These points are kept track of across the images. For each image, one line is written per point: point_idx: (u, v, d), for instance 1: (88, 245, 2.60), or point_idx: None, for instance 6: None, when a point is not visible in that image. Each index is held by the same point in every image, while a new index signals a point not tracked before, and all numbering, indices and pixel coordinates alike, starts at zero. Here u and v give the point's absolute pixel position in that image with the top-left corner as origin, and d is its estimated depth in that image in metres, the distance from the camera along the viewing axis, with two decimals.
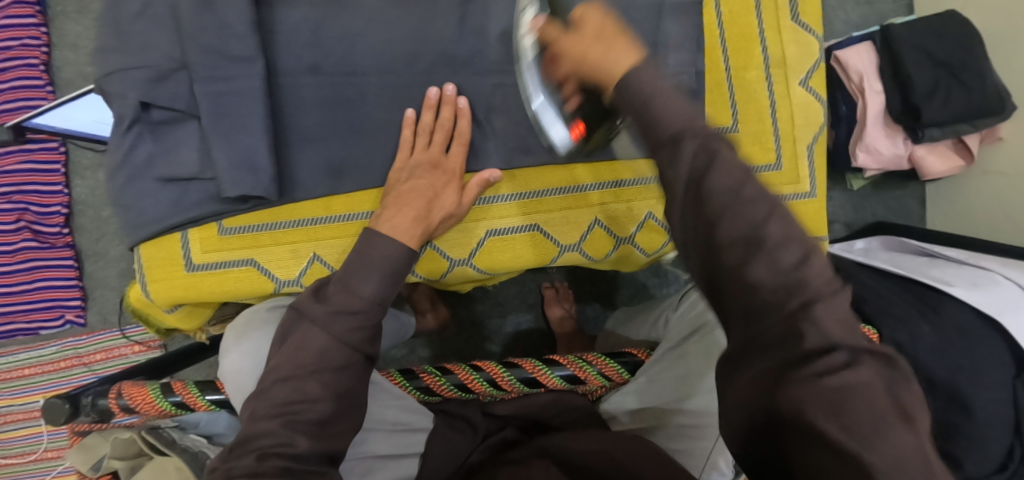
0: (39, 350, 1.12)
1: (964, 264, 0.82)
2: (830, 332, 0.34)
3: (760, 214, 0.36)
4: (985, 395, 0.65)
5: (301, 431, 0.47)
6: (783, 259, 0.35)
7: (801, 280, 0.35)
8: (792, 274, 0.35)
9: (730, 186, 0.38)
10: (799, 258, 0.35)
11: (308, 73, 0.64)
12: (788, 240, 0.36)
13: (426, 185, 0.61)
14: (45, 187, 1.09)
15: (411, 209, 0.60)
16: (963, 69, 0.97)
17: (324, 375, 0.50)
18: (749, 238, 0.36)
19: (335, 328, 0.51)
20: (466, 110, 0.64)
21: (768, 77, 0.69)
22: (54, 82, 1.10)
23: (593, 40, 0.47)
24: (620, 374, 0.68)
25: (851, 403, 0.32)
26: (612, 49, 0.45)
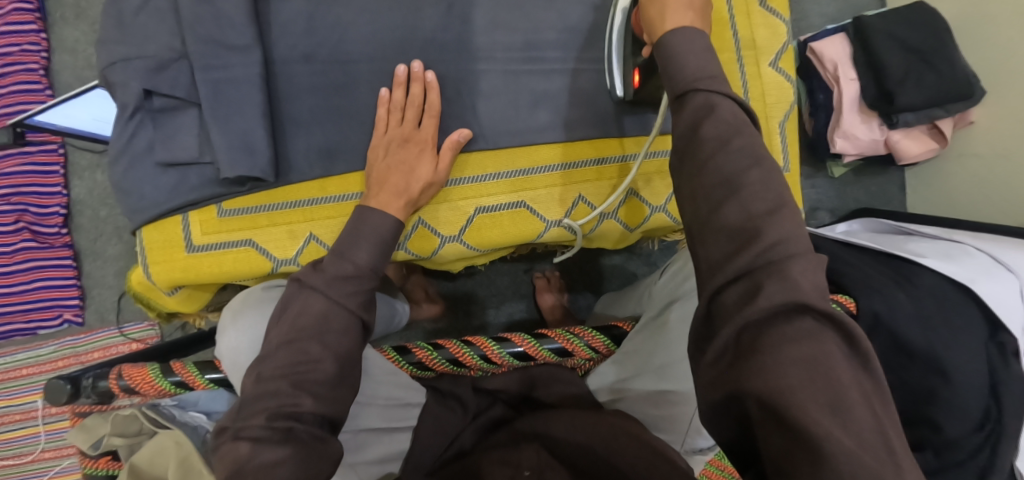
0: (36, 350, 1.13)
1: (939, 239, 0.85)
2: (796, 288, 0.39)
3: (744, 164, 0.43)
4: (961, 357, 0.67)
5: (307, 391, 0.52)
6: (752, 205, 0.42)
7: (759, 230, 0.41)
8: (756, 222, 0.41)
9: (720, 135, 0.45)
10: (769, 211, 0.42)
11: (302, 61, 0.67)
12: (762, 191, 0.42)
13: (401, 160, 0.64)
14: (45, 188, 1.11)
15: (392, 185, 0.63)
16: (933, 55, 1.01)
17: (325, 338, 0.54)
18: (726, 185, 0.43)
19: (334, 292, 0.56)
20: (435, 83, 0.66)
21: (741, 59, 0.72)
22: (53, 86, 1.13)
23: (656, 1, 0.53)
24: (607, 347, 0.70)
25: (812, 369, 0.37)
26: (667, 9, 0.52)
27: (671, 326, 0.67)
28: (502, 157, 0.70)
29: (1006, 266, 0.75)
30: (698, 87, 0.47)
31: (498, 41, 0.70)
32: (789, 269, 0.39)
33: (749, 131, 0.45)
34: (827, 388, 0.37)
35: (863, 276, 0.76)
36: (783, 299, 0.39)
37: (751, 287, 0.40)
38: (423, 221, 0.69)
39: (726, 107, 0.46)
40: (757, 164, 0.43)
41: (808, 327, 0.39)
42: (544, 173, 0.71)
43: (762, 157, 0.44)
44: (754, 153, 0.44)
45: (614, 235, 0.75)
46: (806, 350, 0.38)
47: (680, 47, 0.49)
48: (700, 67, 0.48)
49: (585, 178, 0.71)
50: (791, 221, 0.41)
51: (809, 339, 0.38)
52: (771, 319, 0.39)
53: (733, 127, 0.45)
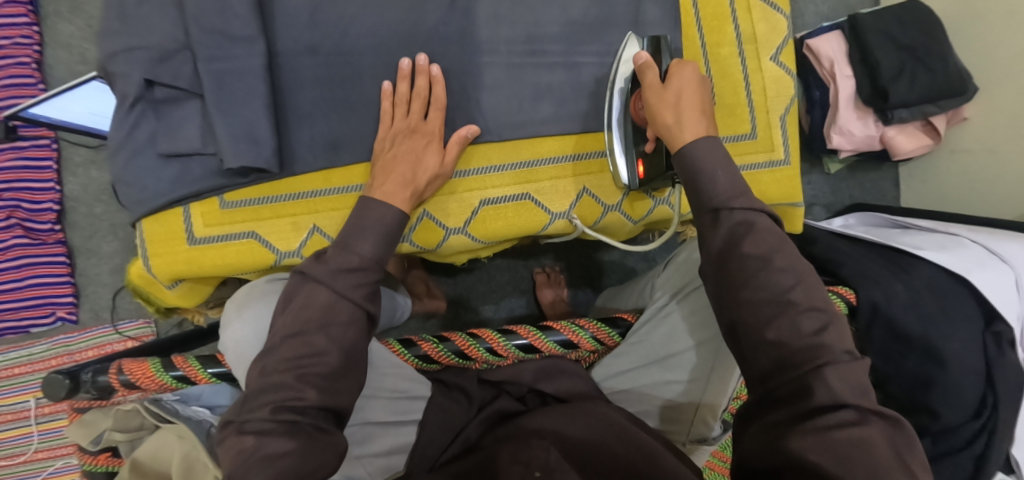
0: (29, 348, 1.11)
1: (935, 232, 0.86)
2: (838, 390, 0.45)
3: (786, 283, 0.50)
4: (958, 347, 0.68)
5: (311, 384, 0.51)
6: (803, 324, 0.48)
7: (815, 344, 0.47)
8: (810, 338, 0.48)
9: (760, 254, 0.51)
10: (817, 328, 0.48)
11: (306, 53, 0.67)
12: (810, 311, 0.49)
13: (407, 150, 0.64)
14: (37, 184, 1.09)
15: (398, 175, 0.62)
16: (926, 53, 1.02)
17: (331, 330, 0.53)
18: (777, 306, 0.50)
19: (339, 284, 0.55)
20: (440, 76, 0.66)
21: (741, 53, 0.73)
22: (46, 80, 1.11)
23: (670, 109, 0.60)
24: (612, 339, 0.70)
25: (856, 453, 0.42)
26: (683, 120, 0.59)
27: (676, 317, 0.68)
28: (505, 149, 0.70)
29: (1001, 258, 0.76)
30: (728, 207, 0.54)
31: (502, 34, 0.70)
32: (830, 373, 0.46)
33: (787, 248, 0.53)
34: (866, 467, 0.42)
35: (861, 267, 0.77)
36: (831, 397, 0.45)
37: (800, 384, 0.47)
38: (428, 213, 0.69)
39: (759, 224, 0.53)
40: (796, 284, 0.50)
41: (851, 416, 0.44)
42: (548, 165, 0.71)
43: (804, 276, 0.51)
44: (793, 272, 0.51)
45: (618, 228, 0.75)
46: (850, 435, 0.43)
47: (706, 164, 0.56)
48: (728, 185, 0.55)
49: (589, 170, 0.71)
50: (837, 336, 0.48)
51: (851, 425, 0.44)
52: (819, 410, 0.45)
53: (769, 248, 0.52)
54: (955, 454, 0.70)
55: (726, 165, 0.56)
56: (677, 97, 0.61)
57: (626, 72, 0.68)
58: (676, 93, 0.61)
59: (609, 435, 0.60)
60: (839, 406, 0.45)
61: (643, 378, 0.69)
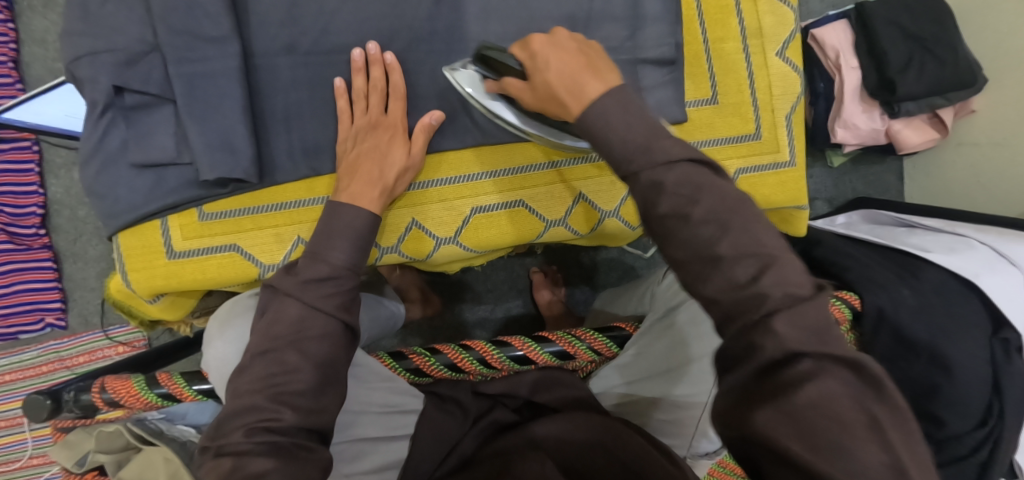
0: (19, 355, 1.09)
1: (941, 232, 0.84)
2: (788, 341, 0.36)
3: (710, 234, 0.39)
4: (967, 354, 0.66)
5: (287, 404, 0.48)
6: (736, 275, 0.39)
7: (758, 293, 0.38)
8: (748, 288, 0.38)
9: (680, 206, 0.40)
10: (755, 275, 0.38)
11: (283, 53, 0.63)
12: (743, 257, 0.39)
13: (372, 147, 0.61)
14: (20, 188, 1.06)
15: (364, 174, 0.60)
16: (936, 43, 0.99)
17: (304, 344, 0.51)
18: (699, 260, 0.40)
19: (309, 296, 0.53)
20: (395, 64, 0.63)
21: (746, 48, 0.69)
22: (23, 79, 1.08)
23: (550, 97, 0.48)
24: (609, 349, 0.68)
25: (817, 422, 0.35)
26: (568, 91, 0.45)
27: (677, 328, 0.67)
28: (489, 154, 0.67)
29: (1009, 259, 0.74)
30: (636, 169, 0.42)
31: (492, 31, 0.66)
32: (775, 325, 0.37)
33: (715, 184, 0.40)
34: (835, 431, 0.35)
35: (867, 272, 0.74)
36: (777, 351, 0.36)
37: (745, 343, 0.38)
38: (417, 222, 0.66)
39: (673, 177, 0.41)
40: (724, 231, 0.39)
41: (811, 366, 0.36)
42: (543, 170, 0.68)
43: (730, 218, 0.40)
44: (718, 217, 0.39)
45: (616, 233, 0.72)
46: (813, 396, 0.35)
47: (613, 115, 0.43)
48: (634, 134, 0.42)
49: (588, 174, 0.68)
50: (782, 275, 0.38)
51: (815, 380, 0.35)
52: (768, 367, 0.37)
53: (692, 193, 0.40)
54: (959, 462, 0.67)
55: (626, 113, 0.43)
56: (545, 80, 0.47)
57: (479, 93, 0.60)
58: (542, 76, 0.47)
59: (605, 435, 0.60)
60: (792, 359, 0.36)
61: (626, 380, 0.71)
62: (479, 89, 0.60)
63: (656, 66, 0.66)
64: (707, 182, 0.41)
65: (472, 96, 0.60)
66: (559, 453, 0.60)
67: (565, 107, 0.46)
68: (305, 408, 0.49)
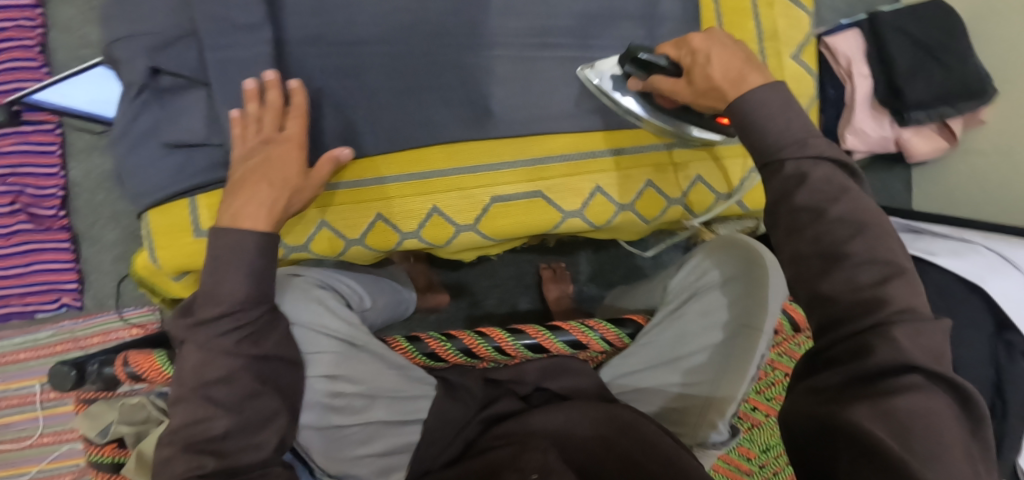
0: (35, 334, 1.10)
1: (948, 238, 0.85)
2: (905, 349, 0.40)
3: (843, 234, 0.44)
4: (968, 354, 0.68)
5: (207, 450, 0.51)
6: (858, 277, 0.43)
7: (877, 297, 0.42)
8: (868, 291, 0.43)
9: (814, 202, 0.46)
10: (876, 281, 0.43)
11: (310, 42, 0.64)
12: (870, 263, 0.44)
13: (260, 171, 0.58)
14: (41, 169, 1.09)
15: (251, 199, 0.56)
16: (944, 52, 1.00)
17: (209, 389, 0.52)
18: (821, 250, 0.45)
19: (201, 340, 0.53)
20: (296, 87, 0.60)
21: (763, 50, 0.70)
22: (49, 64, 1.10)
23: (706, 91, 0.54)
24: (621, 339, 0.71)
25: (912, 425, 0.38)
26: (727, 79, 0.51)
27: (686, 319, 0.68)
28: (507, 145, 0.68)
29: (1016, 265, 0.75)
30: (783, 156, 0.48)
31: (514, 27, 0.68)
32: (895, 333, 0.40)
33: (848, 195, 0.46)
34: (930, 440, 0.37)
35: None
36: (893, 357, 0.40)
37: (859, 344, 0.42)
38: (438, 209, 0.67)
39: (818, 172, 0.46)
40: (856, 233, 0.44)
41: (919, 381, 0.39)
42: (561, 163, 0.69)
43: (865, 225, 0.45)
44: (855, 222, 0.45)
45: (630, 227, 0.74)
46: (916, 404, 0.38)
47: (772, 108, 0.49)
48: (788, 130, 0.48)
49: (604, 168, 0.70)
50: (907, 292, 0.43)
51: (922, 392, 0.39)
52: (880, 369, 0.40)
53: (836, 191, 0.46)
54: None
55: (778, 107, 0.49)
56: (705, 74, 0.53)
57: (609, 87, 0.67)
58: (702, 69, 0.53)
59: (612, 431, 0.61)
60: (907, 367, 0.39)
61: (678, 375, 0.67)
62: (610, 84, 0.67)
63: None
64: (847, 185, 0.46)
65: (601, 88, 0.68)
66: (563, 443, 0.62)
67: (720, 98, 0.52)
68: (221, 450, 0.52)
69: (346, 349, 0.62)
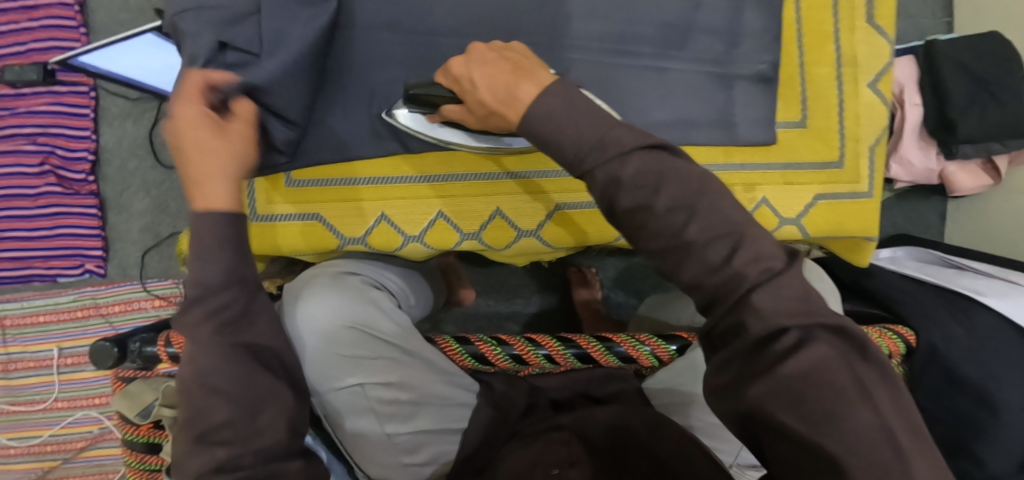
0: (55, 297, 1.08)
1: (993, 277, 0.85)
2: (781, 314, 0.37)
3: (681, 221, 0.40)
4: (1011, 397, 0.68)
5: (215, 443, 0.48)
6: (709, 258, 0.39)
7: (734, 274, 0.38)
8: (724, 269, 0.39)
9: (639, 203, 0.40)
10: (727, 256, 0.39)
11: (385, 29, 0.63)
12: (717, 239, 0.39)
13: (194, 144, 0.47)
14: (73, 132, 1.06)
15: (205, 173, 0.46)
16: (1000, 88, 0.98)
17: (211, 382, 0.47)
18: (673, 248, 0.40)
19: (199, 332, 0.47)
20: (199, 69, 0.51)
21: (839, 76, 0.69)
22: (87, 25, 1.08)
23: (489, 114, 0.46)
24: (669, 355, 0.69)
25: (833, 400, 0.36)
26: (506, 96, 0.43)
27: None
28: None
29: None
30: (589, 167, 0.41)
31: (592, 30, 0.65)
32: (756, 301, 0.37)
33: (670, 176, 0.40)
34: (827, 399, 0.36)
35: (919, 306, 0.76)
36: (766, 327, 0.37)
37: (732, 322, 0.38)
38: (501, 212, 0.67)
39: (630, 169, 0.40)
40: (692, 216, 0.39)
41: (796, 337, 0.37)
42: None
43: (694, 203, 0.40)
44: (685, 203, 0.40)
45: None
46: (802, 366, 0.36)
47: (568, 114, 0.41)
48: (588, 133, 0.41)
49: None
50: (760, 242, 0.39)
51: (803, 350, 0.37)
52: (761, 341, 0.37)
53: (654, 183, 0.40)
54: None
55: (582, 113, 0.41)
56: (478, 99, 0.45)
57: (417, 124, 0.60)
58: (472, 95, 0.46)
59: (634, 419, 0.58)
60: (781, 332, 0.37)
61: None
62: (420, 122, 0.59)
63: (751, 83, 0.67)
64: (666, 166, 0.40)
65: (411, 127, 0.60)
66: (579, 428, 0.59)
67: (503, 119, 0.45)
68: (230, 438, 0.48)
69: (399, 355, 0.62)
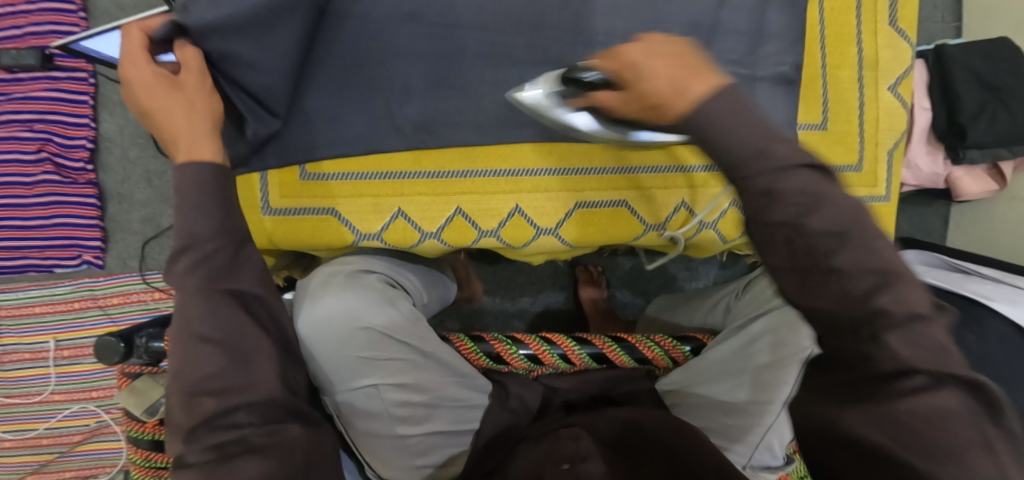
0: (52, 288, 1.06)
1: (1000, 282, 0.85)
2: (904, 356, 0.37)
3: (831, 247, 0.37)
4: None
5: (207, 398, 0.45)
6: (851, 289, 0.37)
7: (876, 310, 0.37)
8: (865, 304, 0.37)
9: (791, 219, 0.37)
10: (872, 290, 0.37)
11: (407, 20, 0.63)
12: (867, 271, 0.37)
13: (160, 107, 0.49)
14: (71, 119, 1.03)
15: (177, 132, 0.48)
16: (1010, 95, 0.98)
17: (200, 331, 0.45)
18: (807, 268, 0.38)
19: (193, 280, 0.45)
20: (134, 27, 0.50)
21: (860, 79, 0.69)
22: (88, 9, 1.05)
23: (646, 106, 0.42)
24: (682, 356, 0.74)
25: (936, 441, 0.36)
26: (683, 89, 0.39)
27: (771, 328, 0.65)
28: (626, 153, 0.67)
29: None
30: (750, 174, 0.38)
31: (616, 26, 0.65)
32: (889, 341, 0.37)
33: (835, 197, 0.37)
34: (938, 446, 0.36)
35: None
36: (894, 365, 0.37)
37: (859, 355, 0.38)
38: (520, 209, 0.66)
39: (792, 185, 0.37)
40: (843, 245, 0.37)
41: (924, 382, 0.37)
42: (651, 174, 0.68)
43: (854, 231, 0.37)
44: (842, 229, 0.37)
45: (706, 245, 0.73)
46: (922, 409, 0.36)
47: (724, 118, 0.38)
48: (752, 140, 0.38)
49: (692, 184, 0.69)
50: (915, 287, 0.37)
51: (925, 395, 0.36)
52: (889, 376, 0.38)
53: (813, 202, 0.37)
54: None
55: (746, 119, 0.38)
56: (641, 89, 0.41)
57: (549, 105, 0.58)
58: (637, 82, 0.41)
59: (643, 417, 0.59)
60: (908, 373, 0.37)
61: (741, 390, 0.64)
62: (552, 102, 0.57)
63: (773, 84, 0.67)
64: (828, 189, 0.37)
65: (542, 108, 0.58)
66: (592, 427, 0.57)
67: (665, 114, 0.41)
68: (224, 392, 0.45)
69: (416, 356, 0.61)
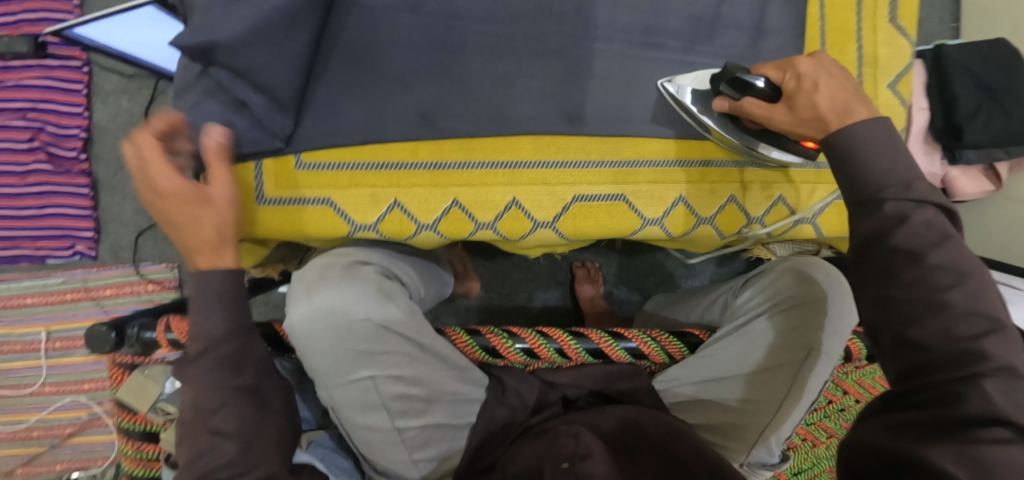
0: (44, 279, 1.05)
1: None
2: (997, 402, 0.38)
3: (946, 280, 0.41)
4: None
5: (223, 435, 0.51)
6: (956, 329, 0.40)
7: (979, 351, 0.39)
8: (970, 344, 0.40)
9: (916, 247, 0.42)
10: (982, 332, 0.40)
11: (407, 10, 0.63)
12: (971, 315, 0.41)
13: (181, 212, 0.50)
14: (64, 107, 1.02)
15: (199, 240, 0.51)
16: (1006, 95, 0.98)
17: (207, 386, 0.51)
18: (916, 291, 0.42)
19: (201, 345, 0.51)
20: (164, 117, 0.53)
21: (859, 75, 0.69)
22: None
23: (810, 119, 0.51)
24: (681, 353, 0.71)
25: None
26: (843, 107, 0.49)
27: (772, 323, 0.66)
28: (626, 145, 0.67)
29: None
30: (885, 196, 0.44)
31: (621, 19, 0.66)
32: (988, 386, 0.38)
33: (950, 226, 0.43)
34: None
35: None
36: (984, 410, 0.37)
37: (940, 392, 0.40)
38: (517, 202, 0.66)
39: (921, 215, 0.43)
40: (959, 281, 0.41)
41: (1008, 435, 0.37)
42: (650, 168, 0.68)
43: (967, 265, 0.42)
44: (958, 266, 0.42)
45: (704, 241, 0.73)
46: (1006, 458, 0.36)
47: (862, 147, 0.46)
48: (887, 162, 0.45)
49: (690, 179, 0.69)
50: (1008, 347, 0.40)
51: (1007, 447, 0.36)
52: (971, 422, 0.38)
53: (939, 238, 0.42)
54: None
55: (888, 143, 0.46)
56: (810, 102, 0.51)
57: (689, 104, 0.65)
58: (808, 97, 0.51)
59: (640, 416, 0.58)
60: (995, 423, 0.37)
61: (739, 389, 0.65)
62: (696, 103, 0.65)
63: None
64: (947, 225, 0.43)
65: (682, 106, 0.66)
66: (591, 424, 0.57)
67: (823, 128, 0.50)
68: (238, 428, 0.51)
69: (411, 349, 0.61)
